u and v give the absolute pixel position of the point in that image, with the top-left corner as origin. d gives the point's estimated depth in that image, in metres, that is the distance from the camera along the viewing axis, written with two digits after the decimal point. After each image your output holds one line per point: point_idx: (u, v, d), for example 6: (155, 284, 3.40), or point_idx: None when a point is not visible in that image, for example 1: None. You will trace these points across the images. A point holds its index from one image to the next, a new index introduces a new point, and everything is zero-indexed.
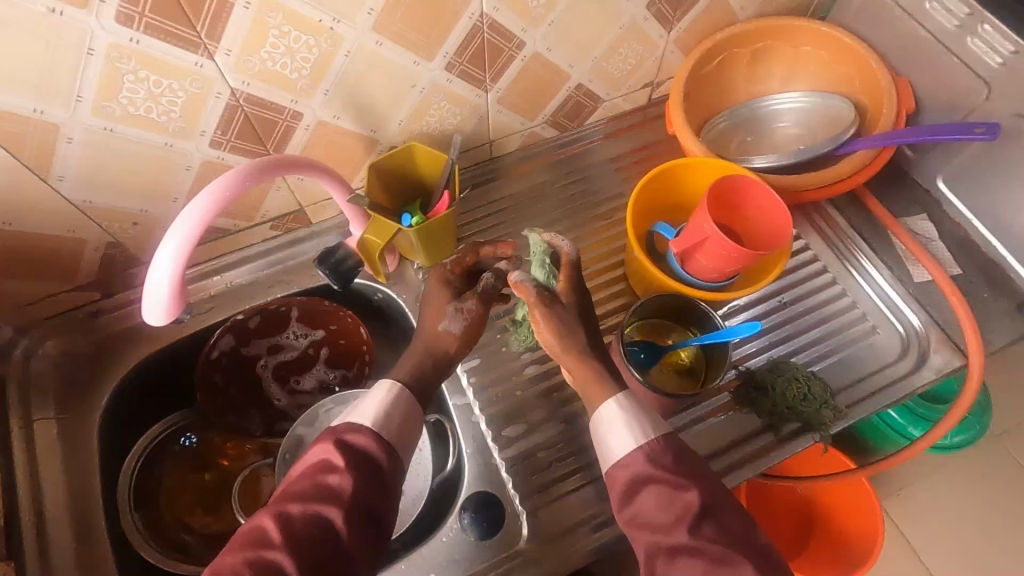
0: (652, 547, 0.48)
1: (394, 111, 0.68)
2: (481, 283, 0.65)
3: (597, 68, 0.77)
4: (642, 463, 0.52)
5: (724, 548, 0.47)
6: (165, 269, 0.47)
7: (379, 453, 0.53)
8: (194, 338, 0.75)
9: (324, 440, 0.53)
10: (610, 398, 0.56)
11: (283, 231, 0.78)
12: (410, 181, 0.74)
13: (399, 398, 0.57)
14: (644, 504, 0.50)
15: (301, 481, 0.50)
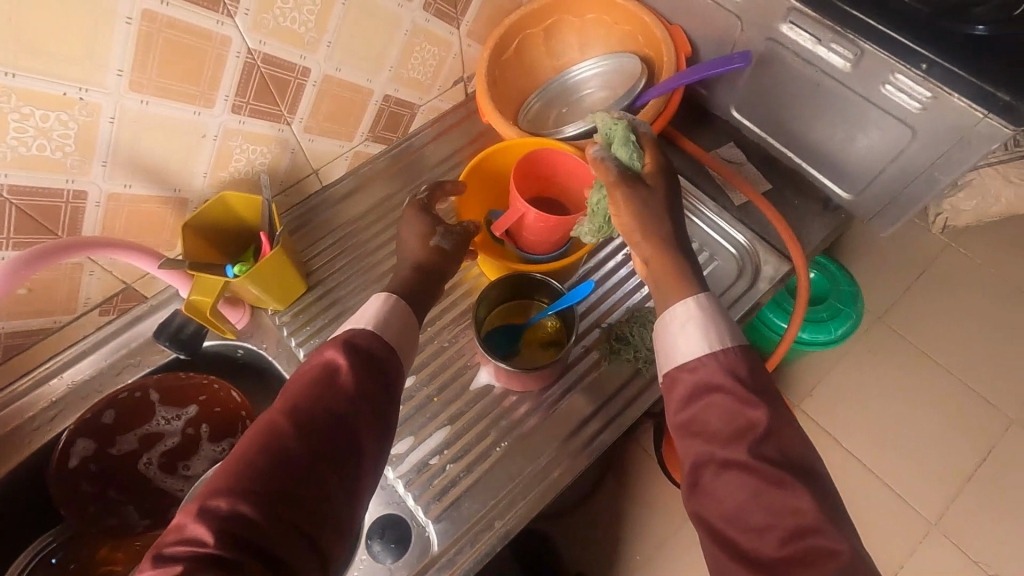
0: (703, 455, 0.49)
1: (192, 164, 0.65)
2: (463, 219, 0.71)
3: (398, 76, 0.78)
4: (713, 368, 0.52)
5: (781, 470, 0.46)
6: None
7: (383, 353, 0.53)
8: (42, 450, 0.69)
9: (326, 346, 0.52)
10: (688, 298, 0.57)
11: (116, 313, 0.72)
12: (235, 230, 0.71)
13: (396, 306, 0.58)
14: (705, 412, 0.50)
15: (305, 379, 0.50)
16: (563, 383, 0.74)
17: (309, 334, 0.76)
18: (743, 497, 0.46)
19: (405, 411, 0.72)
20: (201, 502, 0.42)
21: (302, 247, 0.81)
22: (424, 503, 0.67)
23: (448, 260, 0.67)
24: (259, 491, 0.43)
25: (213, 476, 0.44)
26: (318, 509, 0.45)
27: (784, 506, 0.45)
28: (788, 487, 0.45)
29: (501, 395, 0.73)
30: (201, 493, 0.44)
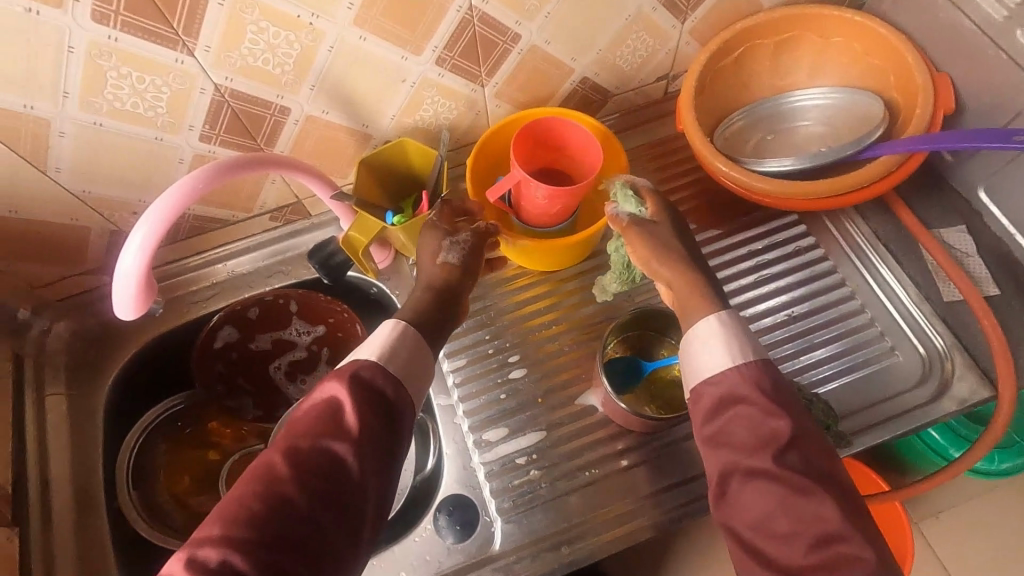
0: (725, 465, 0.48)
1: (383, 104, 0.67)
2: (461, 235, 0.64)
3: (603, 60, 0.73)
4: (736, 380, 0.51)
5: (808, 481, 0.44)
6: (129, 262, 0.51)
7: (390, 389, 0.51)
8: (193, 323, 0.77)
9: (329, 380, 0.50)
10: (711, 316, 0.55)
11: (282, 222, 0.78)
12: (402, 176, 0.73)
13: (405, 334, 0.54)
14: (730, 423, 0.49)
15: (307, 417, 0.48)
16: (675, 431, 0.68)
17: None
18: (767, 504, 0.44)
19: (507, 401, 0.70)
20: (190, 552, 0.41)
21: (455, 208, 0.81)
22: (499, 499, 0.66)
23: (462, 279, 0.63)
24: (252, 541, 0.41)
25: (206, 521, 0.43)
26: (315, 561, 0.43)
27: (810, 515, 0.43)
28: (814, 496, 0.44)
29: (605, 419, 0.69)
30: (194, 539, 0.42)
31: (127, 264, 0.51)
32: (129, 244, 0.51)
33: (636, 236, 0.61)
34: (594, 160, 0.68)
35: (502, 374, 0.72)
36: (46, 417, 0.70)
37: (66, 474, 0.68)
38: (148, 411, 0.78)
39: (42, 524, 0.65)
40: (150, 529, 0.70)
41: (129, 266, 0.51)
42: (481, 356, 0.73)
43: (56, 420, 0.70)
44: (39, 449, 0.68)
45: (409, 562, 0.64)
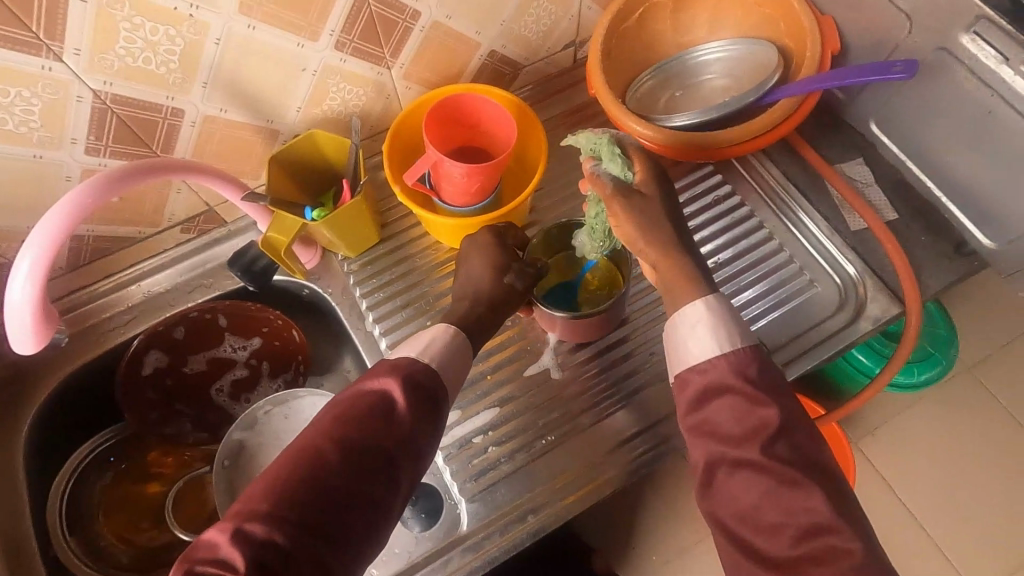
0: (714, 456, 0.49)
1: (287, 97, 0.64)
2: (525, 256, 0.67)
3: (508, 32, 0.73)
4: (724, 369, 0.52)
5: (795, 471, 0.46)
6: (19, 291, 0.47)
7: (437, 390, 0.53)
8: (114, 352, 0.72)
9: (383, 373, 0.52)
10: (696, 301, 0.56)
11: (196, 233, 0.74)
12: (316, 171, 0.70)
13: (457, 344, 0.57)
14: (715, 413, 0.50)
15: (358, 405, 0.49)
16: (625, 388, 0.70)
17: (374, 287, 0.75)
18: (755, 495, 0.46)
19: None
20: (237, 525, 0.42)
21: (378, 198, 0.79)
22: (460, 481, 0.66)
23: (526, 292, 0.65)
24: (295, 520, 0.43)
25: (251, 496, 0.44)
26: (342, 544, 0.44)
27: (796, 506, 0.45)
28: (801, 488, 0.45)
29: (555, 387, 0.70)
30: (238, 511, 0.43)
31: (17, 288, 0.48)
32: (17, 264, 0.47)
33: (623, 210, 0.59)
34: (508, 134, 0.68)
35: None
36: None
37: None
38: (75, 452, 0.73)
39: None
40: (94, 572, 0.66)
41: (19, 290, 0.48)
42: None
43: None
44: None
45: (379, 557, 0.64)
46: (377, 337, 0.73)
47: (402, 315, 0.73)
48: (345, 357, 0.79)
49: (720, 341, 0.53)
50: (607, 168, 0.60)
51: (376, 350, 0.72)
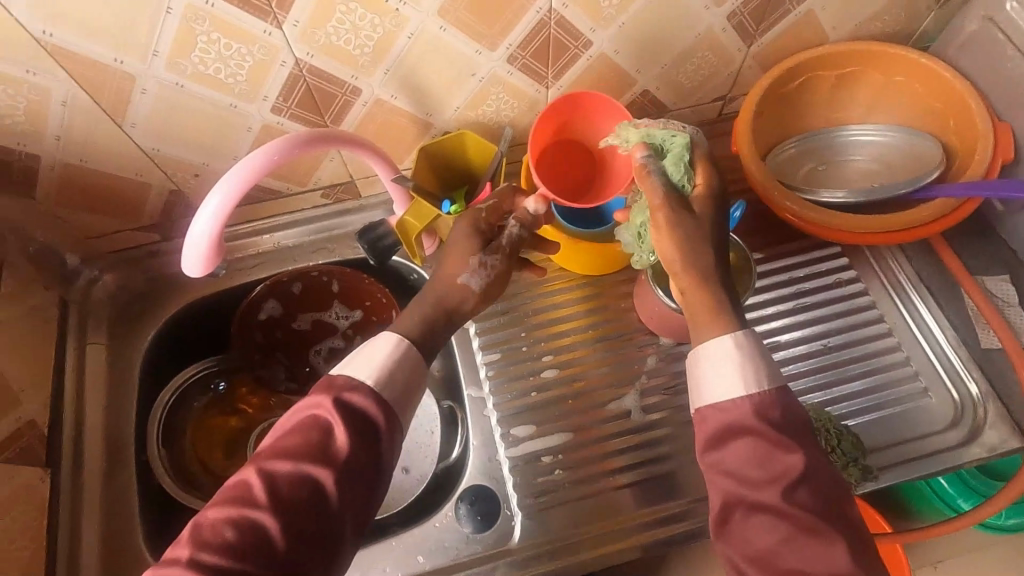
0: (729, 495, 0.47)
1: (450, 95, 0.68)
2: (504, 233, 0.63)
3: (666, 75, 0.74)
4: (748, 411, 0.48)
5: (815, 517, 0.44)
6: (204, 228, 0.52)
7: (378, 417, 0.51)
8: (235, 289, 0.79)
9: (319, 396, 0.51)
10: (727, 334, 0.51)
11: (332, 200, 0.79)
12: (455, 168, 0.74)
13: (407, 357, 0.54)
14: (734, 454, 0.47)
15: (292, 437, 0.49)
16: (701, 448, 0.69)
17: None
18: (771, 541, 0.44)
19: (537, 399, 0.71)
20: (170, 561, 0.45)
21: None
22: (520, 494, 0.67)
23: (483, 296, 0.61)
24: (222, 563, 0.44)
25: (187, 531, 0.46)
26: None
27: (814, 556, 0.43)
28: (823, 537, 0.44)
29: (632, 428, 0.70)
30: (178, 544, 0.46)
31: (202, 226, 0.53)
32: (206, 202, 0.52)
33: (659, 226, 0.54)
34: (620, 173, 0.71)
35: (534, 373, 0.73)
36: (85, 367, 0.72)
37: (100, 422, 0.70)
38: (181, 372, 0.78)
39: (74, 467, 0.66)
40: (176, 486, 0.72)
41: (204, 228, 0.52)
42: (513, 353, 0.74)
43: (95, 367, 0.72)
44: (76, 399, 0.70)
45: (428, 546, 0.65)
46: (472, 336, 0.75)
47: (499, 320, 0.75)
48: None
49: (740, 382, 0.49)
50: (664, 171, 0.57)
51: (467, 347, 0.75)
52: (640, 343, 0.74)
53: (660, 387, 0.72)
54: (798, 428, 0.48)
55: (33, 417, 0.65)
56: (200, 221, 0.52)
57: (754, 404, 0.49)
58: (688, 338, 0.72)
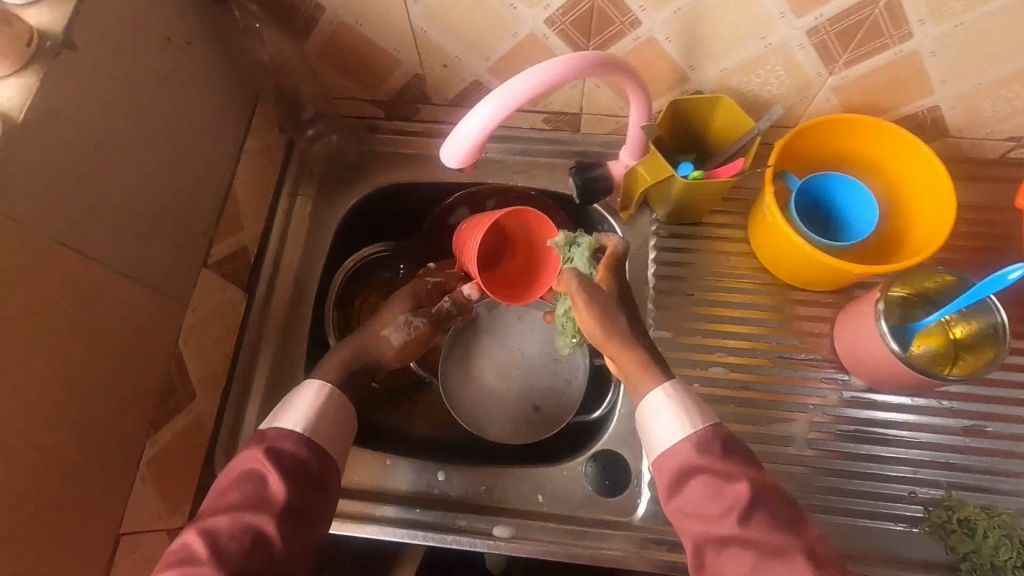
0: (699, 535, 0.51)
1: (725, 53, 0.62)
2: (438, 306, 0.71)
3: (972, 97, 0.64)
4: (688, 452, 0.55)
5: (779, 539, 0.49)
6: (471, 132, 0.49)
7: (304, 459, 0.54)
8: (433, 185, 0.80)
9: (249, 453, 0.53)
10: (657, 387, 0.59)
11: (550, 128, 0.77)
12: (693, 131, 0.69)
13: (328, 399, 0.58)
14: (691, 496, 0.52)
15: (234, 491, 0.51)
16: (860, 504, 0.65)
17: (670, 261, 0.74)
18: (746, 569, 0.48)
19: (699, 391, 0.69)
20: None
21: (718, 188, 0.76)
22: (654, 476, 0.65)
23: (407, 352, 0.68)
24: None
25: None
26: None
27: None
28: (783, 557, 0.48)
29: (787, 456, 0.66)
30: None
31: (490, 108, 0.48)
32: (506, 83, 0.48)
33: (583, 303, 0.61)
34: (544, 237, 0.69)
35: (702, 365, 0.70)
36: (292, 214, 0.77)
37: (293, 268, 0.75)
38: (361, 250, 0.82)
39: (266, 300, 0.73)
40: None
41: (493, 109, 0.48)
42: (686, 337, 0.71)
43: (300, 217, 0.77)
44: (279, 240, 0.75)
45: (549, 489, 0.66)
46: (648, 306, 0.73)
47: (682, 300, 0.73)
48: None
49: (685, 427, 0.56)
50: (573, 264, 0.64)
51: (640, 315, 0.72)
52: (822, 372, 0.69)
53: (832, 425, 0.67)
54: (745, 460, 0.54)
55: (247, 243, 0.71)
56: (491, 101, 0.48)
57: (702, 451, 0.54)
58: (882, 387, 0.66)
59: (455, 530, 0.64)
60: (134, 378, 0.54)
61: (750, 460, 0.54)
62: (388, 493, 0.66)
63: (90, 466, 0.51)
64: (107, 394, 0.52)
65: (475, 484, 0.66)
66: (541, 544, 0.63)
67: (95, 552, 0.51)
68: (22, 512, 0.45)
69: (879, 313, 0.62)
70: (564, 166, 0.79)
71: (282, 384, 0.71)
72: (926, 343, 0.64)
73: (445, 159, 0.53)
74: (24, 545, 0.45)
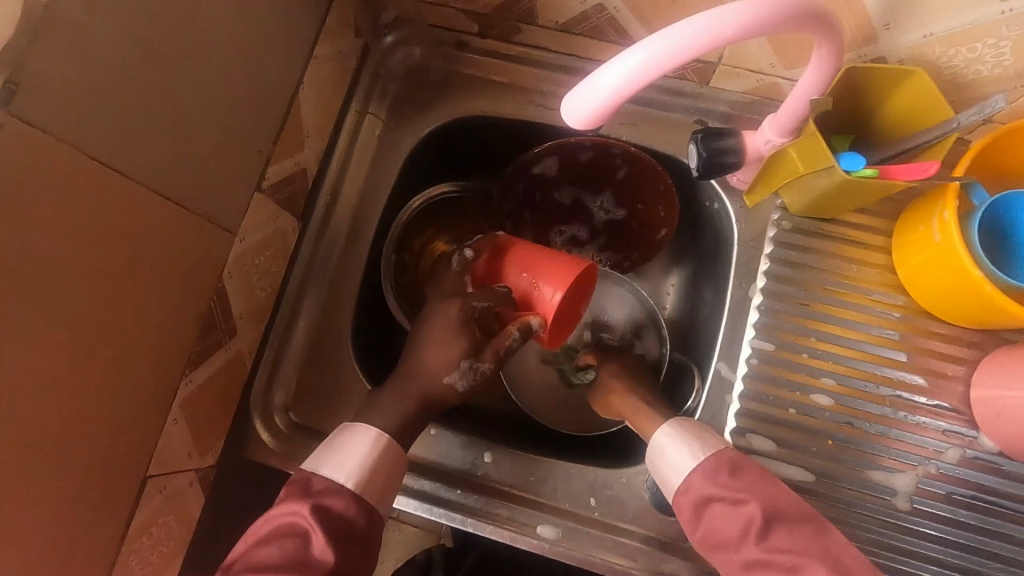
0: (725, 565, 0.46)
1: (941, 13, 0.48)
2: (505, 338, 0.53)
3: None
4: (699, 480, 0.49)
5: (798, 557, 0.43)
6: (608, 90, 0.38)
7: (355, 520, 0.47)
8: (522, 124, 0.68)
9: (293, 505, 0.46)
10: (659, 425, 0.53)
11: (673, 76, 0.64)
12: (863, 110, 0.55)
13: (385, 454, 0.50)
14: (710, 522, 0.47)
15: (274, 549, 0.44)
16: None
17: (788, 260, 0.62)
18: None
19: (793, 419, 0.59)
20: None
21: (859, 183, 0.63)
22: None
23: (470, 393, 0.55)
24: None
25: None
26: None
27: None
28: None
29: (882, 509, 0.57)
30: None
31: (654, 53, 0.37)
32: (680, 24, 0.37)
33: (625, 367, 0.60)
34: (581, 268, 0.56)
35: (802, 390, 0.60)
36: (359, 135, 0.67)
37: (352, 199, 0.66)
38: (422, 192, 0.70)
39: (320, 231, 0.65)
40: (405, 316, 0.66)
41: (662, 52, 0.37)
42: (789, 354, 0.60)
43: (366, 139, 0.67)
44: (341, 165, 0.66)
45: (605, 493, 0.60)
46: (751, 309, 0.62)
47: (793, 309, 0.61)
48: (673, 273, 0.74)
49: (693, 457, 0.50)
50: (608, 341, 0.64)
51: (740, 318, 0.62)
52: (947, 425, 0.58)
53: (943, 485, 0.57)
54: (753, 472, 0.48)
55: (307, 165, 0.62)
56: (658, 43, 0.37)
57: (711, 475, 0.48)
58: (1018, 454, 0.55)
59: (494, 520, 0.58)
60: (173, 314, 0.48)
61: (761, 472, 0.49)
62: (428, 467, 0.60)
63: (120, 409, 0.45)
64: (143, 332, 0.45)
65: (523, 473, 0.60)
66: (589, 552, 0.57)
67: (121, 499, 0.47)
68: (41, 460, 0.39)
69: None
70: (681, 124, 0.66)
71: (327, 329, 0.64)
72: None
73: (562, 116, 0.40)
74: (44, 494, 0.40)
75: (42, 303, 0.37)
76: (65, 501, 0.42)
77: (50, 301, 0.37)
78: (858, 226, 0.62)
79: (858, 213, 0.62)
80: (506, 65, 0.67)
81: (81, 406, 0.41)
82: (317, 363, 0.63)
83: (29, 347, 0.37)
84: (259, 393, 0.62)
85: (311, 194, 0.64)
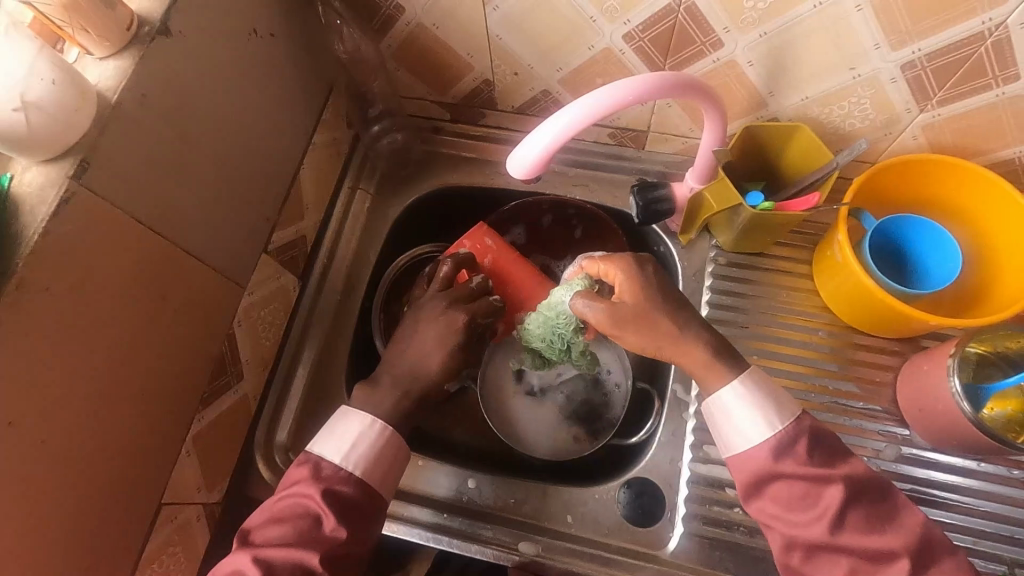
0: (784, 539, 0.49)
1: (808, 81, 0.60)
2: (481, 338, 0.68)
3: None
4: (767, 459, 0.50)
5: (879, 545, 0.46)
6: (590, 108, 0.47)
7: (360, 504, 0.54)
8: (491, 190, 0.80)
9: (301, 487, 0.53)
10: (731, 383, 0.53)
11: (614, 142, 0.76)
12: (767, 161, 0.67)
13: (389, 444, 0.57)
14: (776, 500, 0.49)
15: (282, 529, 0.51)
16: None
17: (726, 291, 0.71)
18: None
19: None
20: None
21: (799, 243, 0.72)
22: (690, 512, 0.63)
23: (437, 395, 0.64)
24: None
25: None
26: None
27: None
28: (885, 561, 0.46)
29: None
30: None
31: (627, 86, 0.48)
32: (618, 82, 0.48)
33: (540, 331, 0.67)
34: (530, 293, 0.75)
35: None
36: (351, 207, 0.78)
37: (344, 261, 0.76)
38: (408, 251, 0.81)
39: (317, 289, 0.74)
40: None
41: (631, 87, 0.48)
42: None
43: (358, 209, 0.78)
44: (335, 231, 0.76)
45: (580, 510, 0.64)
46: None
47: (735, 331, 0.69)
48: None
49: (767, 429, 0.51)
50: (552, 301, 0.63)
51: None
52: (881, 426, 0.65)
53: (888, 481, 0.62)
54: (835, 453, 0.50)
55: (307, 232, 0.72)
56: (632, 81, 0.48)
57: (784, 452, 0.50)
58: (945, 447, 0.62)
59: (478, 540, 0.63)
60: (193, 355, 0.56)
61: (842, 452, 0.51)
62: (417, 496, 0.65)
63: (145, 437, 0.52)
64: (166, 368, 0.53)
65: (503, 497, 0.65)
66: (566, 564, 0.62)
67: (138, 521, 0.52)
68: (78, 477, 0.46)
69: (952, 369, 0.58)
70: (623, 182, 0.77)
71: (323, 374, 0.71)
72: (1002, 407, 0.58)
73: (537, 135, 0.49)
74: (77, 507, 0.46)
75: (94, 334, 0.45)
76: (90, 517, 0.48)
77: (100, 334, 0.46)
78: (784, 261, 0.72)
79: (782, 249, 0.72)
80: (474, 142, 0.79)
81: (113, 427, 0.49)
82: (314, 405, 0.70)
83: (78, 374, 0.45)
84: (261, 434, 0.68)
85: (310, 258, 0.74)
